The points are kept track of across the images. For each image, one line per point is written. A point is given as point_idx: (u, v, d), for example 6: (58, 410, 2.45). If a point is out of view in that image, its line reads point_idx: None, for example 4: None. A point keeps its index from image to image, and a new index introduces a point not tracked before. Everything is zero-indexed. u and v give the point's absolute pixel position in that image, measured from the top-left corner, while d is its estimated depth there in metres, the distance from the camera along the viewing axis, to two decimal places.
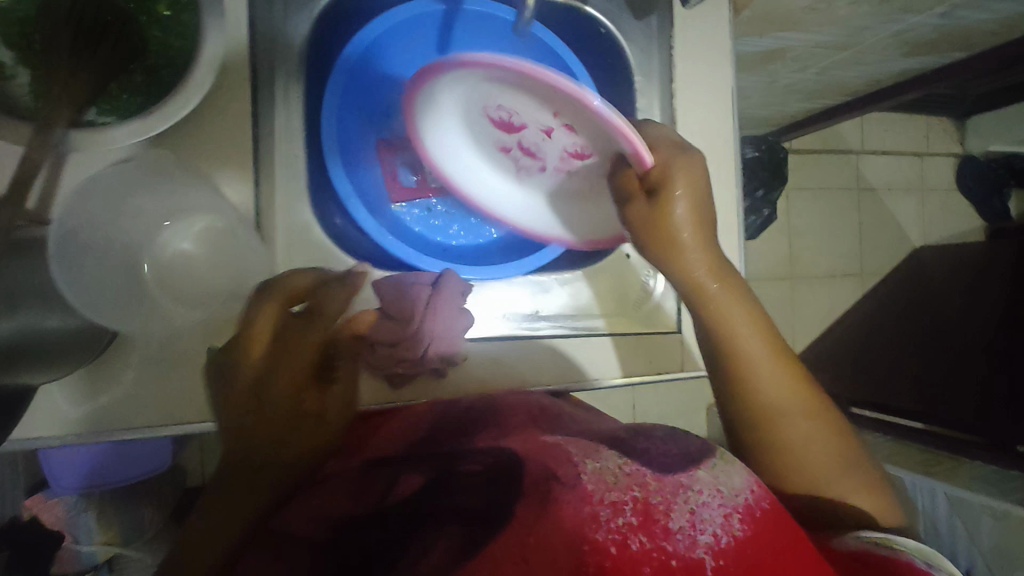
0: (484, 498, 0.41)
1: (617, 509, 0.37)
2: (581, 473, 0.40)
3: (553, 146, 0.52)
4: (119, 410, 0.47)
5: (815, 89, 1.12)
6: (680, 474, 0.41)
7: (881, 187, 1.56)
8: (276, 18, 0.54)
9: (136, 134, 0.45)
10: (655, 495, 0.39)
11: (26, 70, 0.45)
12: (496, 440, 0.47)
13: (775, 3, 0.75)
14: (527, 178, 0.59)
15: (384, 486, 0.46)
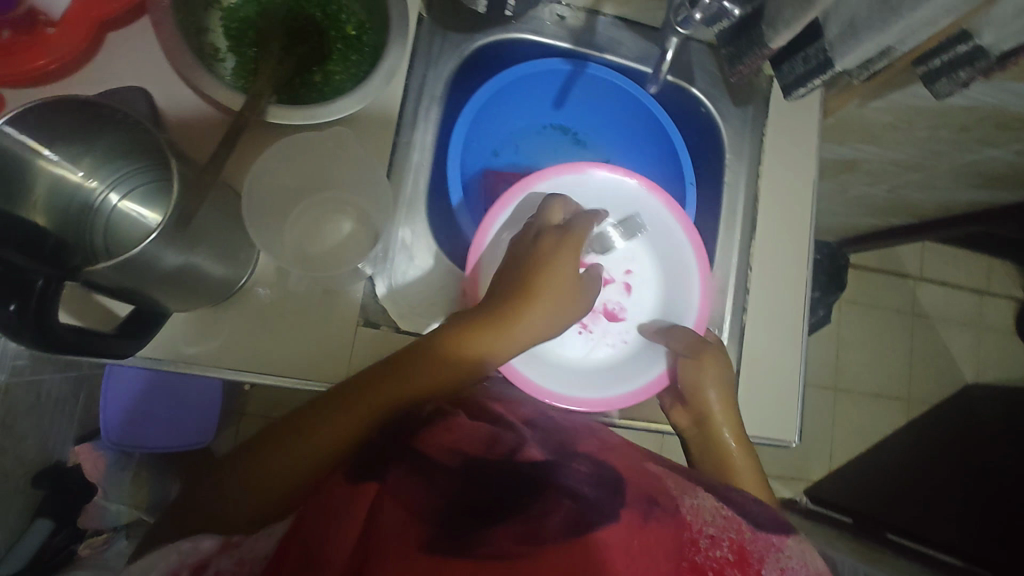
0: (597, 494, 0.44)
1: (715, 542, 0.41)
2: (680, 502, 0.45)
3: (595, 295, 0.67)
4: (241, 347, 0.56)
5: (881, 206, 1.17)
6: (771, 534, 0.44)
7: (937, 316, 1.56)
8: (432, 54, 0.64)
9: (307, 117, 0.53)
10: (750, 542, 0.42)
11: (232, 58, 0.57)
12: (594, 451, 0.51)
13: (860, 116, 0.82)
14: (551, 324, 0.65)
15: (509, 445, 0.49)
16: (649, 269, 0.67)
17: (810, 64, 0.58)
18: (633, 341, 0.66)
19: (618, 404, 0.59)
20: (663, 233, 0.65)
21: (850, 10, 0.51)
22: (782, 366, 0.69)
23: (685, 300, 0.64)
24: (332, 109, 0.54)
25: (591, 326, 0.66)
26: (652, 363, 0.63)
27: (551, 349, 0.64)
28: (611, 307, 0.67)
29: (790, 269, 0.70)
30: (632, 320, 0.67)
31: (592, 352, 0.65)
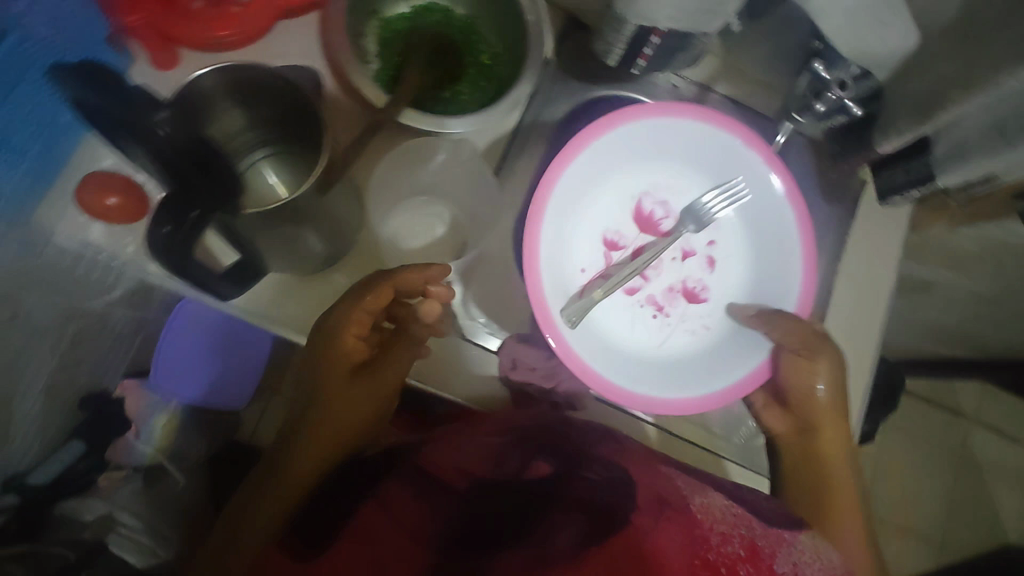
0: (609, 496, 0.51)
1: (726, 538, 0.48)
2: (690, 501, 0.51)
3: (674, 271, 0.63)
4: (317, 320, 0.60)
5: (950, 335, 1.14)
6: (785, 532, 0.51)
7: (987, 464, 1.48)
8: (551, 94, 0.68)
9: (431, 125, 0.57)
10: (761, 541, 0.49)
11: (377, 62, 0.62)
12: (609, 454, 0.55)
13: (945, 238, 0.82)
14: (624, 299, 0.61)
15: (519, 463, 0.54)
16: (736, 244, 0.62)
17: (911, 174, 0.60)
18: (716, 324, 0.61)
19: (711, 403, 0.55)
20: (760, 199, 0.60)
21: (962, 134, 0.53)
22: None
23: (786, 274, 0.59)
24: (456, 122, 0.58)
25: (670, 305, 0.62)
26: (753, 346, 0.58)
27: (615, 330, 0.60)
28: (690, 286, 0.63)
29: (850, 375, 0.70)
30: (717, 300, 0.62)
31: (668, 337, 0.61)
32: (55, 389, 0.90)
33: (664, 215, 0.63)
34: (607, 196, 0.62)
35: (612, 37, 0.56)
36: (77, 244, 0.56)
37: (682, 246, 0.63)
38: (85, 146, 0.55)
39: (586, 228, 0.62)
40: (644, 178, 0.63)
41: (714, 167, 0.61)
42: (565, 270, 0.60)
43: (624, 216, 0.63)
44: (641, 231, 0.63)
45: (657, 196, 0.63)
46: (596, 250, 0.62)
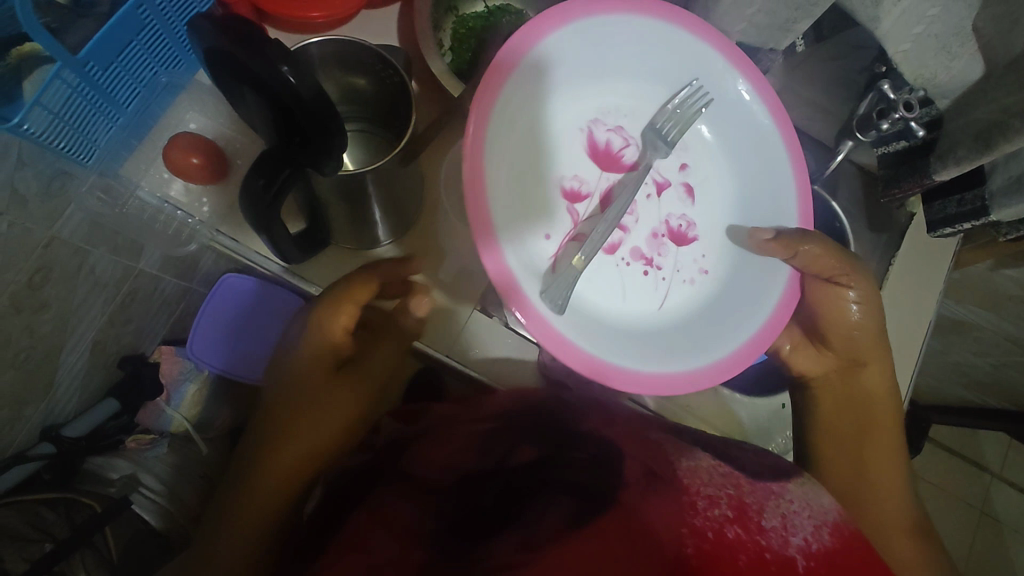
0: (594, 473, 0.44)
1: (713, 501, 0.41)
2: (675, 466, 0.45)
3: (655, 212, 0.54)
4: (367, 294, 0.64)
5: (980, 381, 1.13)
6: (771, 484, 0.46)
7: (1007, 522, 1.44)
8: None
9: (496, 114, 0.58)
10: (748, 496, 0.42)
11: (450, 54, 0.65)
12: (598, 431, 0.50)
13: (986, 278, 0.82)
14: (613, 265, 0.52)
15: (504, 452, 0.50)
16: (704, 164, 0.55)
17: (963, 207, 0.61)
18: (716, 267, 0.54)
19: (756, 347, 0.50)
20: (736, 120, 0.55)
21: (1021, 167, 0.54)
22: None
23: (777, 187, 0.54)
24: None
25: (664, 254, 0.54)
26: (769, 269, 0.53)
27: (594, 303, 0.51)
28: (675, 226, 0.54)
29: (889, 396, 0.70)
30: (707, 235, 0.55)
31: (666, 296, 0.53)
32: (102, 343, 0.92)
33: (622, 143, 0.53)
34: (558, 128, 0.51)
35: None
36: (157, 200, 0.60)
37: (654, 180, 0.54)
38: (172, 111, 0.60)
39: (540, 174, 0.50)
40: (593, 97, 0.52)
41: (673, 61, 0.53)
42: (527, 238, 0.48)
43: (580, 151, 0.52)
44: (604, 167, 0.52)
45: (610, 121, 0.53)
46: (557, 204, 0.50)
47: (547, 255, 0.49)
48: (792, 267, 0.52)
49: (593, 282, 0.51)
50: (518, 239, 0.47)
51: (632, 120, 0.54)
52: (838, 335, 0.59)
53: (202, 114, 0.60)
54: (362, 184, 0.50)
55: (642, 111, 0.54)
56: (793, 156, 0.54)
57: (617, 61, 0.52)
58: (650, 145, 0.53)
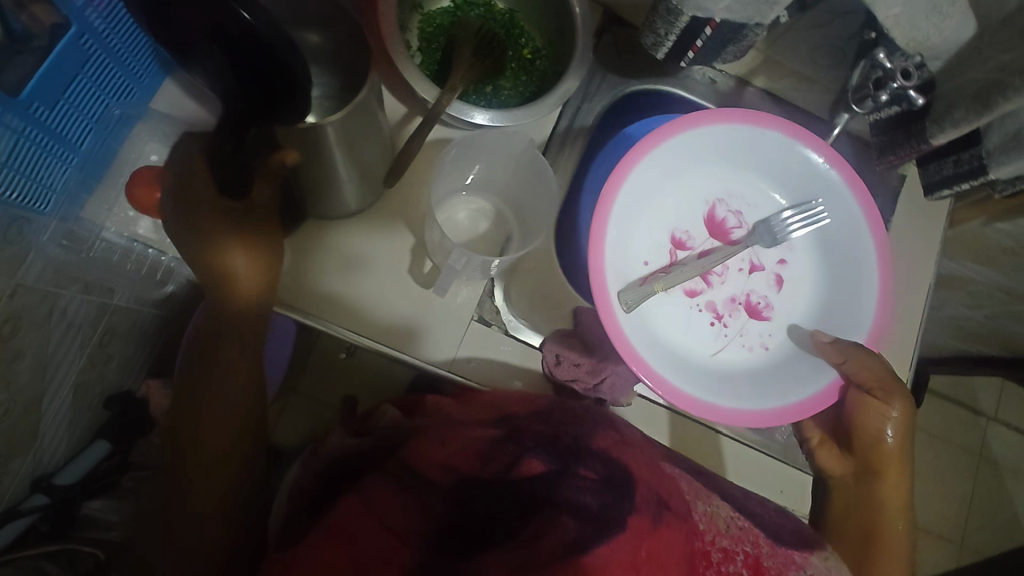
0: (601, 502, 0.43)
1: (727, 556, 0.42)
2: (695, 513, 0.44)
3: (739, 282, 0.60)
4: (346, 310, 0.60)
5: (977, 332, 1.14)
6: (794, 551, 0.45)
7: (1005, 462, 1.47)
8: (592, 89, 0.69)
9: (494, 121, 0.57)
10: (766, 558, 0.43)
11: (421, 55, 0.63)
12: (609, 449, 0.47)
13: (978, 233, 0.82)
14: (694, 313, 0.59)
15: (508, 461, 0.45)
16: (806, 266, 0.61)
17: (961, 167, 0.60)
18: (776, 349, 0.59)
19: (785, 414, 0.53)
20: (843, 241, 0.59)
21: (1016, 125, 0.52)
22: None
23: (859, 308, 0.57)
24: (514, 117, 0.57)
25: (735, 319, 0.59)
26: (816, 369, 0.56)
27: (675, 335, 0.58)
28: (754, 301, 0.60)
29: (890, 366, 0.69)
30: (779, 320, 0.60)
31: (722, 348, 0.58)
32: (82, 386, 0.88)
33: (736, 224, 0.61)
34: (683, 193, 0.61)
35: (662, 31, 0.56)
36: (125, 240, 0.58)
37: (750, 258, 0.61)
38: (131, 143, 0.57)
39: (658, 219, 0.60)
40: (723, 184, 0.62)
41: (806, 180, 0.60)
42: (629, 259, 0.58)
43: (695, 218, 0.61)
44: (712, 236, 0.61)
45: (733, 204, 0.61)
46: (663, 242, 0.60)
47: (640, 275, 0.58)
48: (837, 373, 0.55)
49: (668, 319, 0.58)
50: (625, 264, 0.57)
51: (753, 211, 0.62)
52: (873, 413, 0.57)
53: (162, 144, 0.58)
54: (326, 139, 0.46)
55: (762, 209, 0.62)
56: (881, 292, 0.57)
57: (756, 164, 0.61)
58: (754, 234, 0.60)
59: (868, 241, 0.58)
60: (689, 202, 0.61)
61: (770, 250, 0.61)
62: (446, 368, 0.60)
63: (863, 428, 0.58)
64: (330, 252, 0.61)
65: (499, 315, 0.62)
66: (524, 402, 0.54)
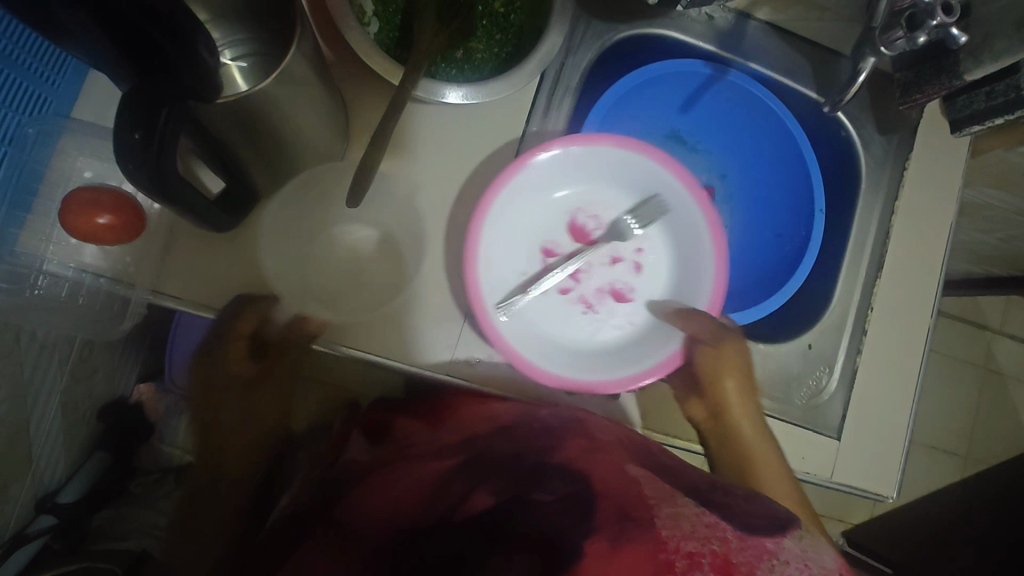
0: (563, 526, 0.37)
1: (694, 562, 0.32)
2: (652, 511, 0.35)
3: (604, 275, 0.60)
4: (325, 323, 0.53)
5: (988, 255, 1.10)
6: (765, 537, 0.34)
7: (1010, 374, 1.48)
8: (577, 41, 0.61)
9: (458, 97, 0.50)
10: (738, 554, 0.32)
11: (378, 21, 0.54)
12: (571, 464, 0.43)
13: (998, 159, 0.77)
14: (563, 313, 0.58)
15: (458, 497, 0.43)
16: (663, 252, 0.60)
17: (994, 100, 0.54)
18: (642, 325, 0.58)
19: (662, 367, 0.52)
20: (683, 223, 0.58)
21: None
22: (887, 424, 0.65)
23: (701, 280, 0.56)
24: (489, 90, 0.50)
25: (600, 311, 0.59)
26: (666, 336, 0.55)
27: (547, 331, 0.57)
28: (619, 288, 0.60)
29: (910, 317, 0.67)
30: (643, 302, 0.59)
31: (593, 335, 0.58)
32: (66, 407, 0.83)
33: (597, 227, 0.61)
34: (542, 206, 0.59)
35: None
36: (71, 272, 0.51)
37: (614, 253, 0.60)
38: (58, 161, 0.51)
39: (523, 234, 0.59)
40: (578, 193, 0.60)
41: (644, 176, 0.58)
42: (494, 266, 0.57)
43: (557, 226, 0.60)
44: (577, 241, 0.60)
45: (592, 209, 0.60)
46: (531, 257, 0.59)
47: (512, 289, 0.58)
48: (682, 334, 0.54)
49: (537, 317, 0.57)
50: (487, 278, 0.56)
51: (610, 213, 0.60)
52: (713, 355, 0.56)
53: (95, 157, 0.51)
54: (261, 114, 0.39)
55: (617, 209, 0.60)
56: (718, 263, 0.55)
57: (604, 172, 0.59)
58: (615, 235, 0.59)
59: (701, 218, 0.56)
60: (547, 213, 0.60)
61: (626, 244, 0.60)
62: (443, 372, 0.55)
63: (712, 359, 0.56)
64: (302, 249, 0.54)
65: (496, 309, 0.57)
66: (484, 419, 0.52)
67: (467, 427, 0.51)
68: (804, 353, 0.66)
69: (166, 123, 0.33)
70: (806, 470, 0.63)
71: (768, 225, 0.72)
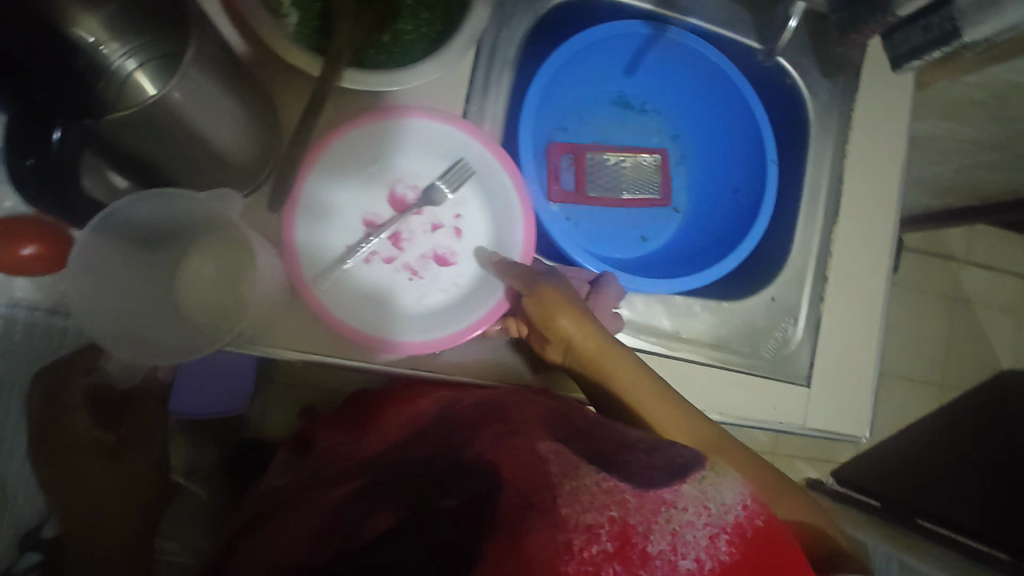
0: (460, 532, 0.41)
1: (592, 535, 0.38)
2: (554, 491, 0.41)
3: (424, 241, 0.57)
4: (278, 331, 0.51)
5: (946, 187, 1.11)
6: (663, 489, 0.41)
7: (978, 300, 1.51)
8: (509, 12, 0.59)
9: (378, 85, 0.48)
10: (633, 516, 0.39)
11: (296, 11, 0.52)
12: (480, 454, 0.47)
13: (945, 91, 0.77)
14: (389, 286, 0.55)
15: (355, 524, 0.44)
16: (479, 214, 0.58)
17: (930, 33, 0.54)
18: (467, 285, 0.57)
19: (489, 317, 0.54)
20: (494, 186, 0.57)
21: None
22: (855, 365, 0.66)
23: (515, 236, 0.56)
24: (409, 75, 0.49)
25: (425, 277, 0.57)
26: (488, 294, 0.55)
27: (374, 303, 0.54)
28: (441, 253, 0.57)
29: (869, 257, 0.67)
30: (467, 263, 0.58)
31: (421, 302, 0.56)
32: None
33: (415, 196, 0.57)
34: (353, 178, 0.55)
35: None
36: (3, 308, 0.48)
37: (432, 218, 0.57)
38: None
39: (335, 207, 0.54)
40: (387, 160, 0.56)
41: (452, 142, 0.56)
42: (315, 247, 0.52)
43: (371, 197, 0.56)
44: (394, 211, 0.56)
45: (406, 176, 0.57)
46: (348, 227, 0.54)
47: (331, 262, 0.53)
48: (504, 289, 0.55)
49: (360, 292, 0.54)
50: (307, 264, 0.52)
51: (423, 177, 0.57)
52: (546, 311, 0.52)
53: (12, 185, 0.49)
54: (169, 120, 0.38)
55: (428, 173, 0.57)
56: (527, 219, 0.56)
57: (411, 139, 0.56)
58: (432, 200, 0.56)
59: (506, 181, 0.56)
60: (356, 184, 0.55)
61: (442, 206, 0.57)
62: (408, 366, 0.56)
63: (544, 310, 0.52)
64: (206, 255, 0.48)
65: (447, 293, 0.56)
66: (406, 424, 0.55)
67: (387, 437, 0.55)
68: (768, 306, 0.66)
69: (59, 147, 0.39)
70: (778, 420, 0.64)
71: (724, 182, 0.71)
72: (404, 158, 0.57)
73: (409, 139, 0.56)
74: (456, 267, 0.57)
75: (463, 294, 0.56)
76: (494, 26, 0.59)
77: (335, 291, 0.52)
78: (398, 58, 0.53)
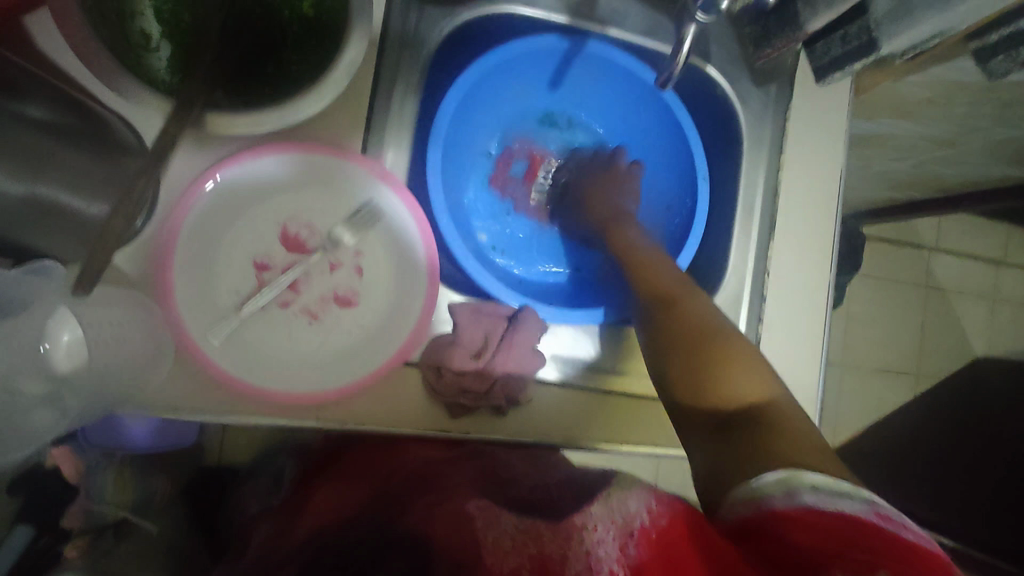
0: None
1: None
2: (478, 543, 0.37)
3: (323, 283, 0.53)
4: (167, 395, 0.48)
5: (908, 182, 1.07)
6: (573, 516, 0.37)
7: (951, 289, 1.47)
8: (410, 32, 0.55)
9: (251, 126, 0.45)
10: (548, 547, 0.35)
11: (168, 45, 0.48)
12: (417, 521, 0.43)
13: (889, 90, 0.73)
14: (285, 333, 0.51)
15: None
16: (383, 249, 0.54)
17: (849, 44, 0.58)
18: (372, 328, 0.53)
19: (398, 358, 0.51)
20: (394, 221, 0.54)
21: None
22: (798, 387, 0.63)
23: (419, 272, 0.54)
24: (282, 112, 0.46)
25: (326, 321, 0.53)
26: (394, 337, 0.53)
27: (268, 353, 0.51)
28: (342, 293, 0.53)
29: (810, 272, 0.64)
30: (371, 305, 0.54)
31: (321, 349, 0.52)
32: None
33: (313, 236, 0.53)
34: (243, 221, 0.51)
35: None
36: None
37: (331, 257, 0.53)
38: None
39: (224, 253, 0.51)
40: (280, 198, 0.52)
41: (348, 178, 0.53)
42: (206, 297, 0.50)
43: (263, 239, 0.52)
44: (289, 251, 0.52)
45: (302, 215, 0.53)
46: (237, 273, 0.51)
47: (222, 313, 0.50)
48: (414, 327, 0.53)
49: (252, 343, 0.50)
50: (193, 317, 0.49)
51: (320, 215, 0.53)
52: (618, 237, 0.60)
53: None
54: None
55: (326, 209, 0.53)
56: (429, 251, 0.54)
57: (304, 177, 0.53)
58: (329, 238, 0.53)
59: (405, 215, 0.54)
60: (246, 226, 0.52)
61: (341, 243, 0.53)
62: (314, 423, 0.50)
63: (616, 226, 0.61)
64: None
65: (351, 338, 0.53)
66: (334, 514, 0.50)
67: (317, 524, 0.49)
68: None
69: None
70: None
71: (659, 199, 0.68)
72: (298, 198, 0.53)
73: (301, 178, 0.53)
74: (360, 310, 0.53)
75: (369, 339, 0.53)
76: (393, 47, 0.55)
77: (227, 342, 0.49)
78: (281, 91, 0.49)
